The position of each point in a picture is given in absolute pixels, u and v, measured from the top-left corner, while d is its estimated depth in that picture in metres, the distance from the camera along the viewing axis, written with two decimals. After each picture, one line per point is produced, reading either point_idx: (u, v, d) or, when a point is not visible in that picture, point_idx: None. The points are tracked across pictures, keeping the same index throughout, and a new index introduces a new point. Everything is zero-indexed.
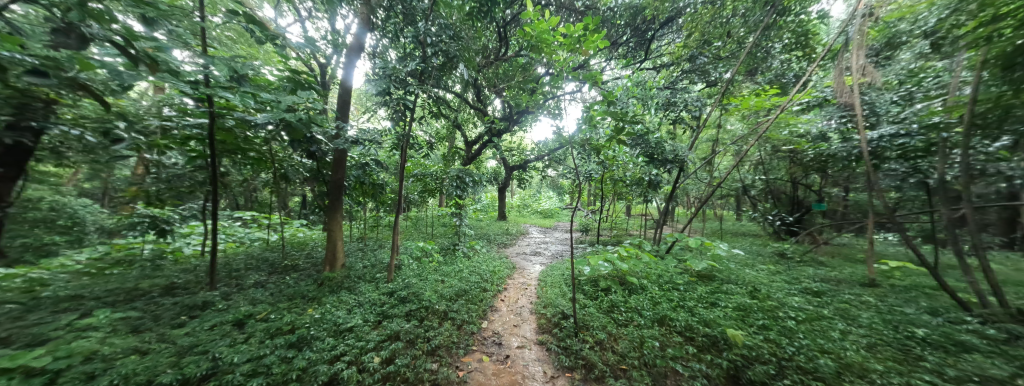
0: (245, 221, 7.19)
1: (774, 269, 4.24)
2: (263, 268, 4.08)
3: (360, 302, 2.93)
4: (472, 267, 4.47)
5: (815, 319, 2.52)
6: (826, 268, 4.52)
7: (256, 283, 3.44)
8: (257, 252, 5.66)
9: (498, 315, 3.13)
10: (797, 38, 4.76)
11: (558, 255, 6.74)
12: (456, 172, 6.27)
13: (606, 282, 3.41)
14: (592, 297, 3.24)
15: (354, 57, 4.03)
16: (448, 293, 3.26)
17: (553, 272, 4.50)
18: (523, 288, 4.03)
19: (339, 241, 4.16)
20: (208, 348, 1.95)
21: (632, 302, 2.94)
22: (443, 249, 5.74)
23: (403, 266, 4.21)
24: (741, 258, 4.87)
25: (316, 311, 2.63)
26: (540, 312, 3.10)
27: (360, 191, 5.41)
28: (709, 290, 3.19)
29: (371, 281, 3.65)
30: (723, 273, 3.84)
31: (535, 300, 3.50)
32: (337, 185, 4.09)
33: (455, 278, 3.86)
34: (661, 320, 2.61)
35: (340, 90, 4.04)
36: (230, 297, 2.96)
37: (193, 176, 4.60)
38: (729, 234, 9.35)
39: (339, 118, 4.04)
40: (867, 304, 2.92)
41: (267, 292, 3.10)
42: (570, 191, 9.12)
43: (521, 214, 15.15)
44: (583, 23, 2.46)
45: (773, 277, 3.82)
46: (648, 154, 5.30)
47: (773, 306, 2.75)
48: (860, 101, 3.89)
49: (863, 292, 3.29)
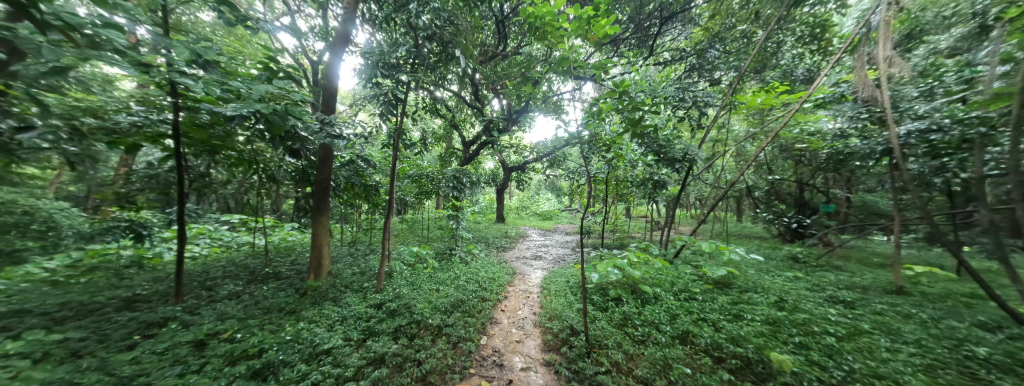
0: (232, 225, 6.84)
1: (792, 275, 3.96)
2: (241, 277, 3.74)
3: (344, 316, 2.62)
4: (469, 274, 4.15)
5: (856, 335, 2.24)
6: (846, 273, 4.25)
7: (230, 294, 3.11)
8: (240, 258, 5.30)
9: (499, 330, 2.83)
10: (811, 30, 4.55)
11: (560, 259, 6.44)
12: (453, 172, 5.98)
13: (616, 292, 3.11)
14: (603, 309, 2.94)
15: (341, 48, 3.73)
16: (442, 305, 2.94)
17: (557, 279, 4.18)
18: (525, 297, 3.73)
19: (324, 247, 3.83)
20: (153, 380, 1.64)
21: (647, 315, 2.65)
22: (438, 255, 5.39)
23: (394, 274, 3.87)
24: (755, 263, 4.60)
25: (293, 328, 2.32)
26: (545, 327, 2.80)
27: (350, 193, 5.09)
28: (730, 300, 2.91)
29: (359, 290, 3.33)
30: (741, 279, 3.57)
31: (539, 311, 3.19)
32: (323, 187, 3.78)
33: (451, 287, 3.54)
34: (684, 337, 2.32)
35: (325, 82, 3.75)
36: (196, 311, 2.63)
37: (170, 177, 4.26)
38: (734, 236, 9.09)
39: (324, 113, 3.76)
40: (904, 317, 2.66)
41: (240, 305, 2.78)
42: (572, 193, 8.85)
43: (520, 217, 14.87)
44: (594, 2, 2.18)
45: (793, 284, 3.55)
46: (654, 153, 5.04)
47: (805, 319, 2.47)
48: (882, 97, 3.65)
49: (896, 301, 3.02)
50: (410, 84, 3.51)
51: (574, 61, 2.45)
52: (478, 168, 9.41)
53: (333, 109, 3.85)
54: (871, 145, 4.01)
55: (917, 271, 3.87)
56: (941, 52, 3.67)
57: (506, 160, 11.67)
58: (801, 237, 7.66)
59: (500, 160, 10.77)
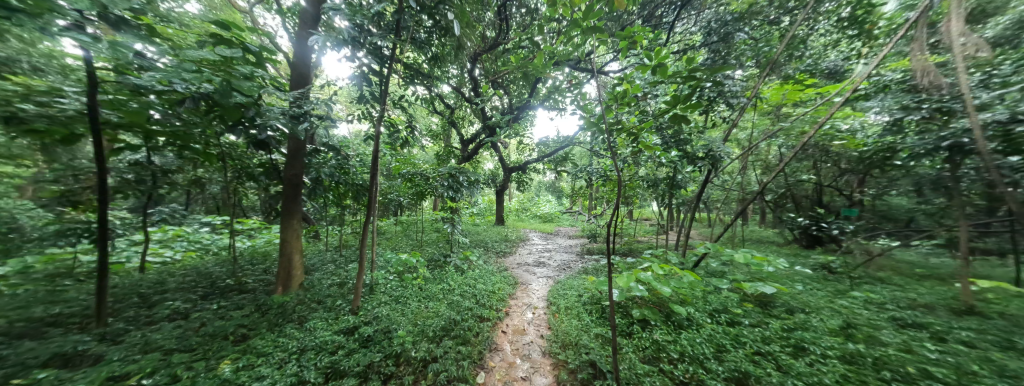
0: (213, 227, 6.34)
1: (840, 291, 3.42)
2: (198, 289, 3.20)
3: (305, 346, 2.09)
4: (465, 286, 3.59)
5: (970, 380, 1.70)
6: (897, 287, 3.72)
7: (173, 314, 2.56)
8: (213, 264, 4.76)
9: (500, 361, 2.31)
10: (851, 12, 4.02)
11: (565, 266, 5.90)
12: (448, 170, 5.42)
13: (642, 313, 2.58)
14: (627, 335, 2.41)
15: (312, 19, 3.11)
16: (430, 330, 2.40)
17: (566, 291, 3.66)
18: (529, 313, 3.21)
19: (296, 256, 3.29)
20: None
21: (686, 345, 2.14)
22: (431, 262, 4.81)
23: (378, 286, 3.32)
24: (790, 273, 4.07)
25: (230, 369, 1.78)
26: (557, 358, 2.28)
27: (335, 192, 4.55)
28: (784, 326, 2.38)
29: (333, 308, 2.79)
30: (785, 297, 3.03)
31: (547, 335, 2.67)
32: (295, 184, 3.22)
33: (443, 303, 2.99)
34: (740, 381, 1.80)
35: (297, 52, 3.22)
36: (117, 340, 2.07)
37: (126, 172, 3.72)
38: (749, 241, 8.54)
39: (294, 88, 3.21)
40: (1004, 349, 2.13)
41: (180, 330, 2.23)
42: (576, 195, 8.30)
43: (521, 219, 14.26)
44: None
45: (848, 302, 3.00)
46: (674, 150, 4.49)
47: (889, 356, 1.94)
48: (944, 85, 3.15)
49: (984, 327, 2.47)
50: (392, 61, 2.91)
51: (604, 15, 1.55)
52: (478, 168, 8.85)
53: (305, 84, 3.30)
54: (928, 141, 3.48)
55: (983, 286, 3.35)
56: (989, 42, 3.18)
57: (506, 159, 11.10)
58: (821, 243, 7.12)
59: (500, 159, 10.18)
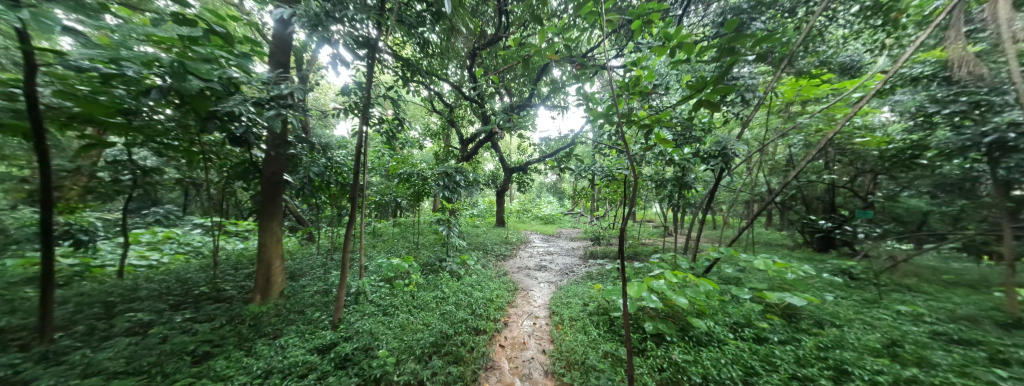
0: (205, 229, 6.14)
1: (870, 301, 3.12)
2: (173, 297, 2.96)
3: (273, 368, 1.84)
4: (461, 294, 3.32)
5: None
6: (929, 295, 3.44)
7: (138, 327, 2.32)
8: (198, 267, 4.53)
9: (496, 382, 2.05)
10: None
11: (568, 270, 5.66)
12: (443, 169, 5.14)
13: (656, 328, 2.31)
14: (639, 353, 2.15)
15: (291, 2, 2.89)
16: (418, 348, 2.13)
17: (569, 299, 3.39)
18: (529, 324, 2.93)
19: (276, 261, 3.04)
20: None
21: (708, 368, 1.87)
22: (426, 267, 4.55)
23: (366, 295, 3.07)
24: (811, 280, 3.78)
25: None
26: (561, 380, 2.02)
27: (326, 193, 4.31)
28: (817, 344, 2.12)
29: (315, 320, 2.54)
30: (812, 309, 2.75)
31: (550, 350, 2.40)
32: (275, 183, 2.97)
33: (435, 314, 2.73)
34: None
35: (277, 37, 3.00)
36: (63, 359, 1.83)
37: (103, 172, 3.50)
38: (759, 244, 8.23)
39: (274, 70, 3.00)
40: None
41: (139, 346, 1.99)
42: (579, 196, 8.03)
43: (522, 221, 14.01)
44: None
45: (882, 315, 2.72)
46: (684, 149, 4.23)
47: (948, 382, 1.66)
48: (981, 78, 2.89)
49: None
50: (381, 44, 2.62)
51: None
52: (477, 169, 8.59)
53: (286, 66, 3.09)
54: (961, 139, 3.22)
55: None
56: None
57: (507, 160, 10.84)
58: (835, 246, 6.81)
59: (501, 159, 9.91)
